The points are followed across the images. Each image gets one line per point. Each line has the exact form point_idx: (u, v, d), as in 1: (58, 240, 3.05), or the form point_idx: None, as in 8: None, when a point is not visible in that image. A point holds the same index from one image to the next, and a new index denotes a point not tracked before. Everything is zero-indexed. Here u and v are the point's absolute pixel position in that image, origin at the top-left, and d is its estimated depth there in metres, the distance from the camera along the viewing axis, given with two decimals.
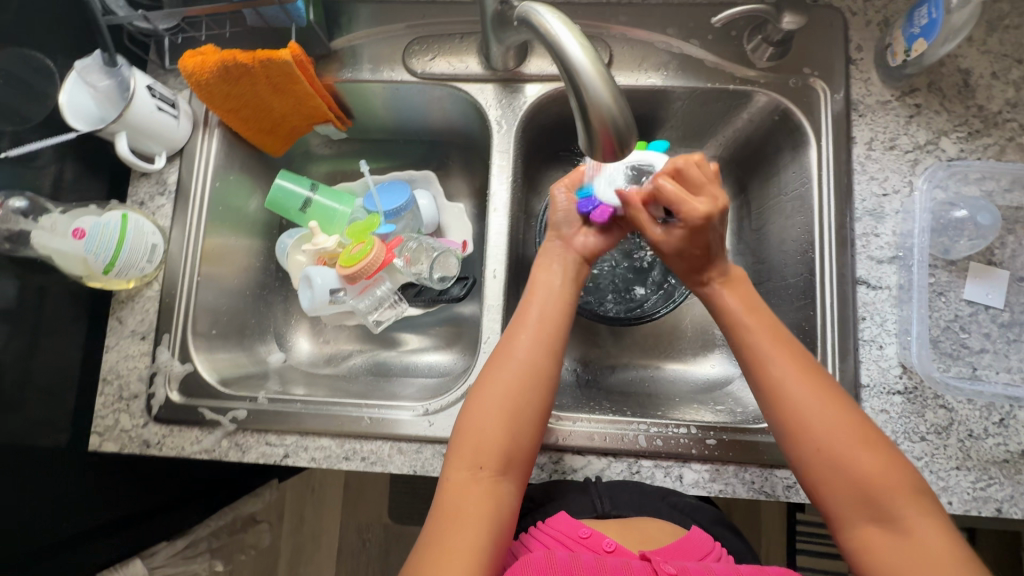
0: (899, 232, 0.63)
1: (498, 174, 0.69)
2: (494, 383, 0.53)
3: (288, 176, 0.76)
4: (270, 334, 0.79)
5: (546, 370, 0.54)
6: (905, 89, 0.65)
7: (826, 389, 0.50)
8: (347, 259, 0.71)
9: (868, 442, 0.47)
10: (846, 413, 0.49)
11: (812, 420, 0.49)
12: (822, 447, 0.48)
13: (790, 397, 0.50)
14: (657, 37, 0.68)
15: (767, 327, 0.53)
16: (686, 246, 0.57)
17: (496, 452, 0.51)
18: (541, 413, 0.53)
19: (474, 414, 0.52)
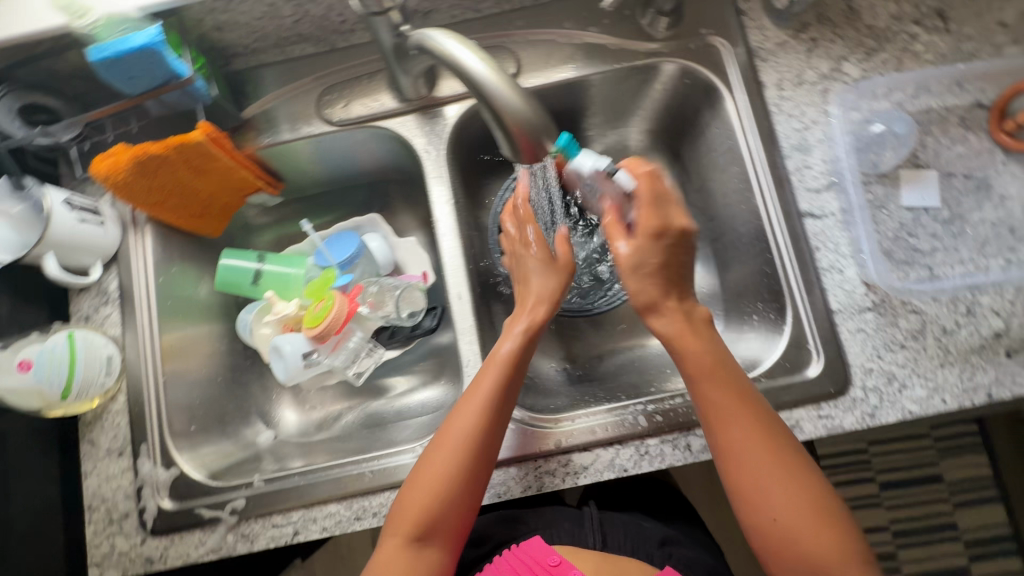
0: (829, 159, 0.65)
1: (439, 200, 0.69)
2: (443, 463, 0.53)
3: (232, 253, 0.75)
4: (254, 414, 0.77)
5: (486, 450, 0.54)
6: (798, 27, 0.68)
7: (795, 464, 0.50)
8: (311, 319, 0.71)
9: (822, 518, 0.48)
10: (802, 483, 0.49)
11: (775, 494, 0.49)
12: (777, 519, 0.48)
13: (746, 460, 0.50)
14: (556, 33, 0.70)
15: (738, 398, 0.52)
16: (644, 262, 0.54)
17: (435, 529, 0.52)
18: (479, 491, 0.55)
19: (417, 482, 0.53)
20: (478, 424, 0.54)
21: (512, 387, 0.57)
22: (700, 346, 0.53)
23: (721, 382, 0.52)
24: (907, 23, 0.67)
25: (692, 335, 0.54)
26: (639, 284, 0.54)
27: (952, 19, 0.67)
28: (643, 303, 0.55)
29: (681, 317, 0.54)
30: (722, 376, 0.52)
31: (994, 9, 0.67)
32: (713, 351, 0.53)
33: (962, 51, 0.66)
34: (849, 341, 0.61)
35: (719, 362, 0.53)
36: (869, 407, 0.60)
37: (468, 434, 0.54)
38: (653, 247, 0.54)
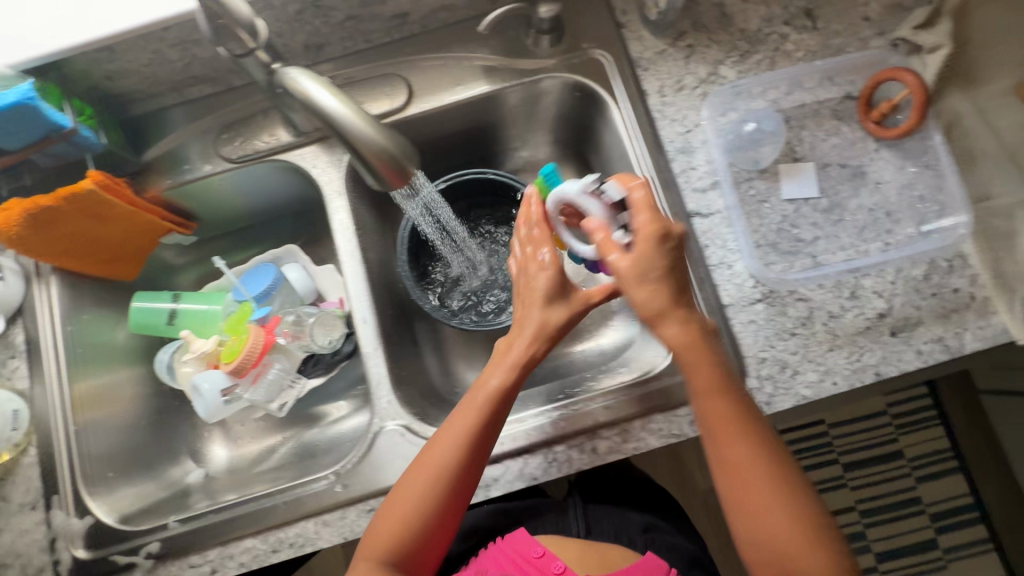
0: (711, 159, 0.67)
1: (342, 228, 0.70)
2: (421, 493, 0.53)
3: (145, 295, 0.76)
4: (182, 453, 0.79)
5: (462, 479, 0.54)
6: (675, 35, 0.70)
7: (790, 488, 0.48)
8: (227, 354, 0.72)
9: (816, 547, 0.46)
10: (797, 506, 0.47)
11: (768, 519, 0.47)
12: (767, 541, 0.47)
13: (741, 477, 0.48)
14: (447, 57, 0.72)
15: (734, 419, 0.49)
16: (649, 271, 0.48)
17: (406, 552, 0.53)
18: (452, 518, 0.54)
19: (392, 506, 0.54)
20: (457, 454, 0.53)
21: (496, 419, 0.55)
22: (702, 369, 0.49)
23: (716, 405, 0.49)
24: (778, 23, 0.70)
25: (697, 356, 0.49)
26: (642, 294, 0.49)
27: (820, 17, 0.70)
28: (649, 312, 0.49)
29: (693, 334, 0.49)
30: (720, 399, 0.49)
31: (859, 5, 0.70)
32: (717, 371, 0.49)
33: (831, 47, 0.69)
34: (742, 333, 0.63)
35: (720, 385, 0.49)
36: (765, 396, 0.62)
37: (448, 466, 0.53)
38: (656, 259, 0.48)
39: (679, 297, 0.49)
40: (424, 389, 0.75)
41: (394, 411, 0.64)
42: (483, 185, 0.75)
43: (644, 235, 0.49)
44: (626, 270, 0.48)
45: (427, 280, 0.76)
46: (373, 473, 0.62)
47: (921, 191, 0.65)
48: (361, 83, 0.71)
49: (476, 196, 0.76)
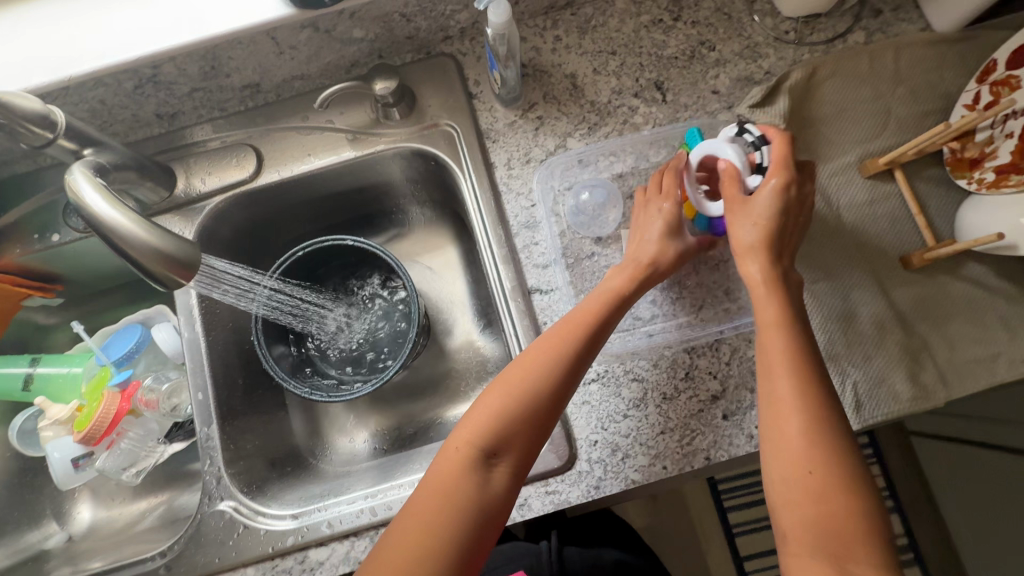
0: (553, 235, 0.67)
1: (185, 303, 0.71)
2: (519, 397, 0.54)
3: (3, 361, 0.76)
4: (48, 514, 0.79)
5: (567, 379, 0.55)
6: (525, 106, 0.70)
7: (831, 410, 0.48)
8: (79, 422, 0.72)
9: (840, 461, 0.46)
10: (839, 444, 0.47)
11: (797, 432, 0.47)
12: (790, 446, 0.47)
13: (789, 409, 0.48)
14: (301, 126, 0.72)
15: (787, 348, 0.50)
16: (773, 214, 0.54)
17: (498, 438, 0.53)
18: (547, 417, 0.54)
19: (499, 384, 0.56)
20: (560, 368, 0.55)
21: (598, 339, 0.57)
22: (765, 302, 0.53)
23: (769, 334, 0.52)
24: (627, 96, 0.70)
25: (762, 293, 0.53)
26: (739, 229, 0.55)
27: (670, 89, 0.69)
28: (742, 246, 0.55)
29: (767, 277, 0.54)
30: (777, 325, 0.51)
31: (708, 78, 0.69)
32: (780, 307, 0.52)
33: (679, 120, 0.69)
34: (575, 414, 0.63)
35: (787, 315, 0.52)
36: (594, 479, 0.60)
37: (546, 385, 0.54)
38: (763, 208, 0.54)
39: (785, 238, 0.55)
40: (280, 457, 0.74)
41: (230, 489, 0.65)
42: (341, 249, 0.76)
43: (772, 190, 0.54)
44: (740, 220, 0.55)
45: (287, 345, 0.75)
46: (197, 555, 0.62)
47: None
48: (215, 151, 0.72)
49: (334, 258, 0.77)
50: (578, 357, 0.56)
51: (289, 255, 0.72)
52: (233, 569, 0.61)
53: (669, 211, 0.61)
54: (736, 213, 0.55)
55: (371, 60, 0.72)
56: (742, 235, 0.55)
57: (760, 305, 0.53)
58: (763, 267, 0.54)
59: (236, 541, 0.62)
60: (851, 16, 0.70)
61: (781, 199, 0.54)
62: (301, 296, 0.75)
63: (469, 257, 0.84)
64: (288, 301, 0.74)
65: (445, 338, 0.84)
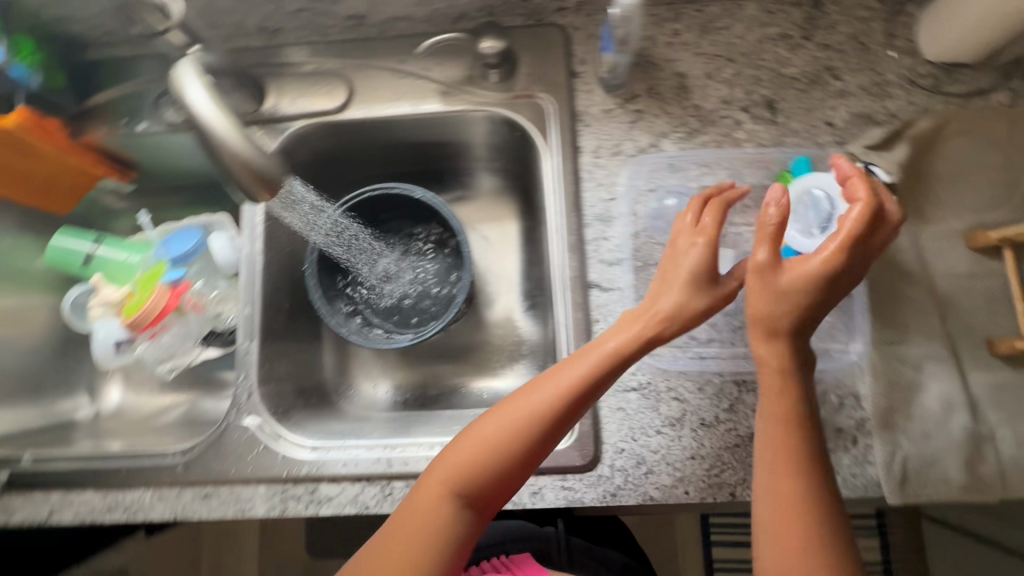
0: (625, 234, 0.65)
1: (249, 221, 0.71)
2: (498, 449, 0.53)
3: (69, 232, 0.78)
4: (81, 387, 0.82)
5: (551, 434, 0.54)
6: (626, 96, 0.67)
7: (828, 504, 0.49)
8: (130, 307, 0.75)
9: (832, 554, 0.48)
10: (834, 540, 0.48)
11: (795, 528, 0.48)
12: (789, 540, 0.48)
13: (790, 503, 0.49)
14: (397, 69, 0.71)
15: (792, 441, 0.50)
16: (798, 295, 0.49)
17: (472, 483, 0.53)
18: (528, 463, 0.54)
19: (478, 429, 0.55)
20: (539, 425, 0.53)
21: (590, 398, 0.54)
22: (772, 394, 0.52)
23: (775, 427, 0.51)
24: (735, 108, 0.66)
25: (770, 383, 0.52)
26: (759, 300, 0.51)
27: (782, 111, 0.66)
28: (760, 321, 0.51)
29: (784, 363, 0.51)
30: (780, 416, 0.51)
31: (826, 107, 0.65)
32: (791, 398, 0.51)
33: (784, 145, 0.65)
34: (607, 419, 0.61)
35: (795, 408, 0.51)
36: (612, 486, 0.60)
37: (526, 439, 0.53)
38: (795, 289, 0.49)
39: (811, 319, 0.51)
40: (307, 387, 0.75)
41: (256, 406, 0.66)
42: (409, 203, 0.76)
43: (818, 265, 0.48)
44: (762, 288, 0.50)
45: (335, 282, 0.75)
46: (216, 461, 0.63)
47: (834, 319, 0.62)
48: (309, 76, 0.71)
49: (398, 208, 0.76)
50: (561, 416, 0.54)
51: (357, 195, 0.72)
52: (247, 482, 0.62)
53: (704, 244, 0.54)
54: (761, 279, 0.50)
55: (480, 16, 0.70)
56: (759, 307, 0.51)
57: (767, 392, 0.52)
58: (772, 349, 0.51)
59: (255, 458, 0.63)
60: (997, 75, 0.64)
61: (820, 281, 0.49)
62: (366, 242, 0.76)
63: (529, 237, 0.83)
64: (346, 240, 0.74)
65: (487, 310, 0.84)
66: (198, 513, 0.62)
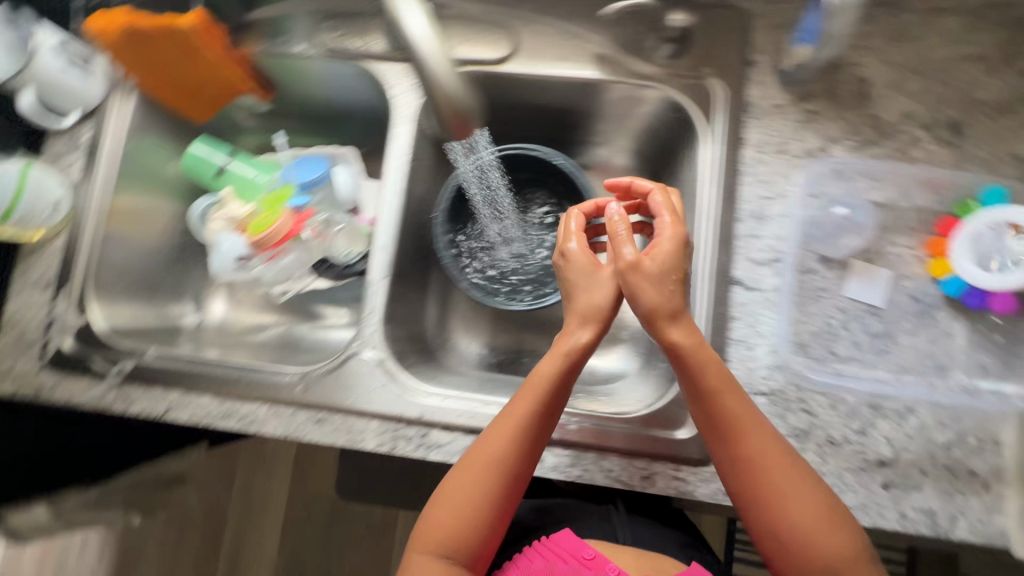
0: (779, 235, 0.63)
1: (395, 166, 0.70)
2: (468, 501, 0.55)
3: (206, 142, 0.79)
4: (188, 295, 0.82)
5: (518, 469, 0.56)
6: (801, 94, 0.65)
7: (786, 459, 0.53)
8: (256, 225, 0.75)
9: (810, 504, 0.51)
10: (809, 489, 0.52)
11: (776, 495, 0.51)
12: (774, 509, 0.51)
13: (758, 471, 0.52)
14: (562, 29, 0.69)
15: (734, 412, 0.53)
16: (672, 271, 0.54)
17: (458, 539, 0.55)
18: (505, 498, 0.56)
19: (445, 494, 0.56)
20: (501, 468, 0.55)
21: (544, 428, 0.57)
22: (714, 370, 0.54)
23: (721, 398, 0.54)
24: (915, 125, 0.63)
25: (706, 359, 0.54)
26: (646, 293, 0.54)
27: (965, 135, 0.62)
28: (659, 311, 0.54)
29: (695, 344, 0.54)
30: (722, 390, 0.54)
31: (1013, 139, 0.62)
32: (719, 372, 0.54)
33: (962, 172, 0.62)
34: None
35: (728, 392, 0.53)
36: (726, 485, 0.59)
37: (492, 487, 0.55)
38: (662, 265, 0.54)
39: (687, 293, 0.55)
40: (413, 333, 0.76)
41: (375, 342, 0.67)
42: (545, 169, 0.75)
43: (667, 242, 0.55)
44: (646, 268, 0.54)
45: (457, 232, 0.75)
46: (333, 388, 0.65)
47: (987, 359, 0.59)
48: (475, 22, 0.70)
49: (531, 172, 0.76)
50: (522, 446, 0.56)
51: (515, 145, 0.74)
52: (361, 414, 0.64)
53: (577, 255, 0.61)
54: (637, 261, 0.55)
55: None
56: (649, 294, 0.54)
57: (688, 380, 0.54)
58: (677, 330, 0.54)
59: (372, 391, 0.64)
60: None
61: (675, 255, 0.55)
62: (494, 200, 0.76)
63: None
64: (486, 187, 0.75)
65: None
66: (309, 436, 0.64)
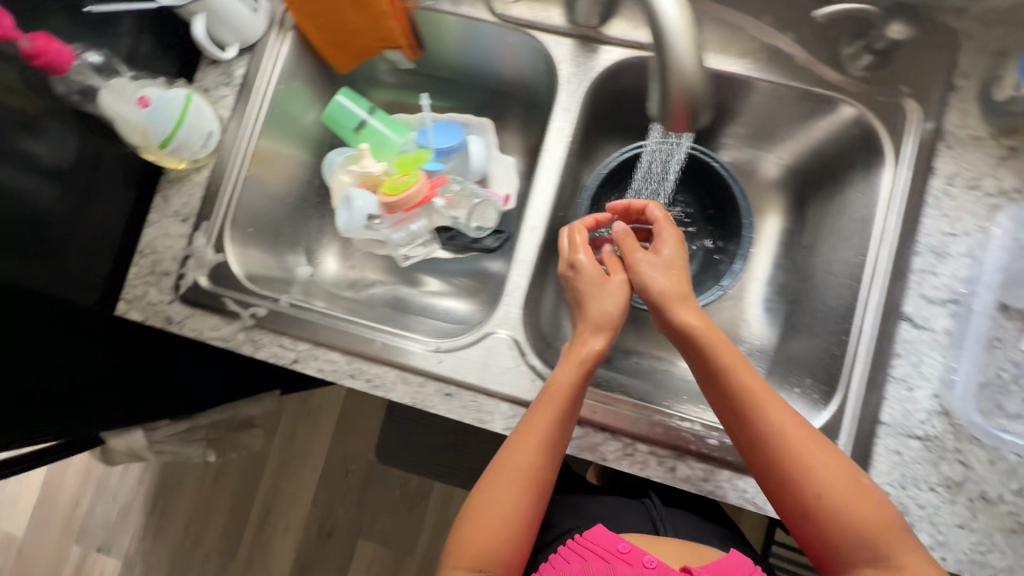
0: (958, 275, 0.59)
1: (551, 150, 0.68)
2: (496, 508, 0.55)
3: (347, 94, 0.76)
4: (302, 246, 0.81)
5: (544, 476, 0.56)
6: (1004, 129, 0.60)
7: (806, 431, 0.53)
8: (390, 187, 0.73)
9: (838, 479, 0.50)
10: (831, 460, 0.51)
11: (798, 467, 0.51)
12: (799, 480, 0.51)
13: (781, 444, 0.52)
14: (750, 23, 0.65)
15: (748, 388, 0.54)
16: (674, 269, 0.61)
17: (490, 549, 0.53)
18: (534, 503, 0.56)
19: (477, 504, 0.55)
20: (528, 471, 0.55)
21: (565, 430, 0.57)
22: (725, 350, 0.56)
23: (732, 372, 0.55)
24: None
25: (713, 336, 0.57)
26: (658, 286, 0.60)
27: None
28: (671, 300, 0.59)
29: (704, 327, 0.58)
30: (732, 365, 0.55)
31: None
32: (729, 349, 0.56)
33: None
34: (880, 458, 0.57)
35: (743, 374, 0.55)
36: None
37: (519, 491, 0.55)
38: (671, 262, 0.61)
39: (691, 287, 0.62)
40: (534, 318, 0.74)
41: (509, 322, 0.66)
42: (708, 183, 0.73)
43: (672, 243, 0.62)
44: (652, 264, 0.61)
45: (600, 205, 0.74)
46: (466, 364, 0.63)
47: None
48: None
49: (696, 179, 0.74)
50: (547, 451, 0.56)
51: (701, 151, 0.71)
52: (491, 395, 0.62)
53: (586, 265, 0.63)
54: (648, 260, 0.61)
55: None
56: (660, 286, 0.60)
57: (699, 354, 0.57)
58: (686, 316, 0.58)
59: (505, 371, 0.63)
60: None
61: (676, 254, 0.62)
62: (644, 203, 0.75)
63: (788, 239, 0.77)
64: (649, 171, 0.73)
65: None
66: (436, 409, 0.62)
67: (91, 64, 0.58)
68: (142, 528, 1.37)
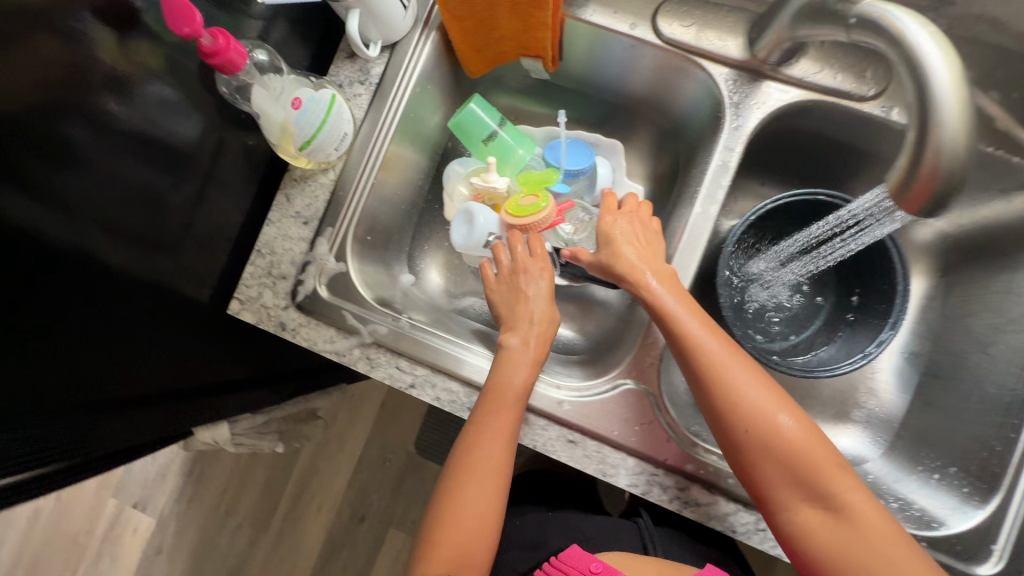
0: None
1: (708, 189, 0.62)
2: (465, 492, 0.54)
3: (480, 102, 0.71)
4: (406, 253, 0.77)
5: (509, 456, 0.56)
6: None
7: (756, 379, 0.52)
8: (516, 207, 0.65)
9: (784, 428, 0.50)
10: (777, 406, 0.51)
11: (744, 415, 0.50)
12: (747, 428, 0.50)
13: (732, 391, 0.51)
14: None
15: (700, 337, 0.53)
16: (628, 238, 0.60)
17: (463, 536, 0.53)
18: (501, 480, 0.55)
19: (450, 494, 0.55)
20: (492, 446, 0.55)
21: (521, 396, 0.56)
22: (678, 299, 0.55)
23: (685, 320, 0.53)
24: None
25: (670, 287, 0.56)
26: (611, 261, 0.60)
27: None
28: (628, 267, 0.58)
29: (660, 285, 0.56)
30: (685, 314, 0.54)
31: None
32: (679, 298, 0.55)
33: None
34: None
35: (695, 323, 0.53)
36: None
37: (485, 470, 0.55)
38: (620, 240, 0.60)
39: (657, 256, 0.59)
40: None
41: (641, 372, 0.62)
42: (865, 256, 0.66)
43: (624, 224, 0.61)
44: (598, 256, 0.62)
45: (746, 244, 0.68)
46: (596, 412, 0.60)
47: None
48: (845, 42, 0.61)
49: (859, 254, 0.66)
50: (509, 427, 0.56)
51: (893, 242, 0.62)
52: (618, 448, 0.59)
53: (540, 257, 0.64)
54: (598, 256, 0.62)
55: None
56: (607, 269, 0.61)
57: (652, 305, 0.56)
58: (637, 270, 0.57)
59: (637, 425, 0.59)
60: None
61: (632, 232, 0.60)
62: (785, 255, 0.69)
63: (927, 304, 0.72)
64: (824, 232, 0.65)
65: None
66: (558, 455, 0.60)
67: (258, 64, 0.58)
68: (177, 491, 1.33)
